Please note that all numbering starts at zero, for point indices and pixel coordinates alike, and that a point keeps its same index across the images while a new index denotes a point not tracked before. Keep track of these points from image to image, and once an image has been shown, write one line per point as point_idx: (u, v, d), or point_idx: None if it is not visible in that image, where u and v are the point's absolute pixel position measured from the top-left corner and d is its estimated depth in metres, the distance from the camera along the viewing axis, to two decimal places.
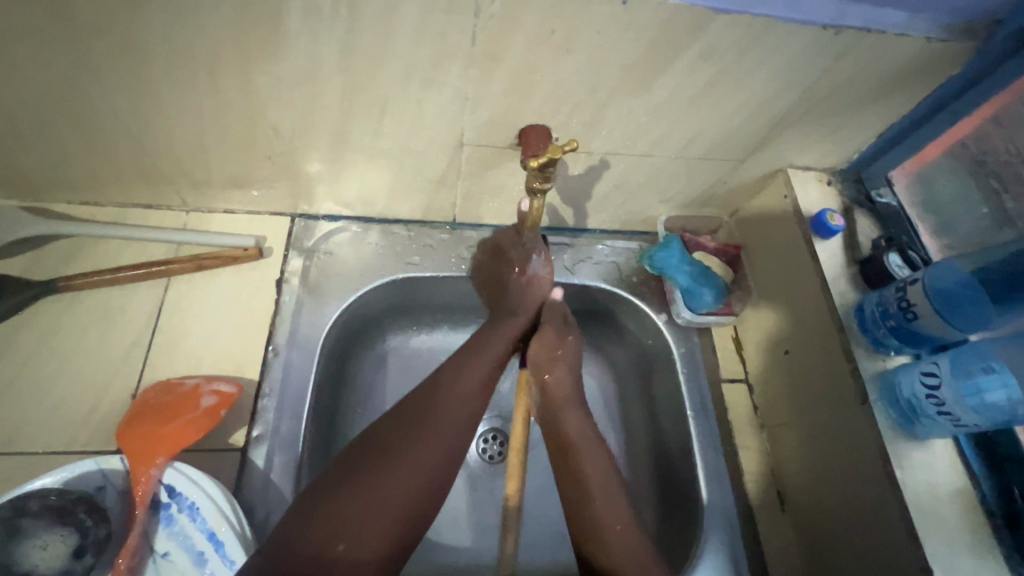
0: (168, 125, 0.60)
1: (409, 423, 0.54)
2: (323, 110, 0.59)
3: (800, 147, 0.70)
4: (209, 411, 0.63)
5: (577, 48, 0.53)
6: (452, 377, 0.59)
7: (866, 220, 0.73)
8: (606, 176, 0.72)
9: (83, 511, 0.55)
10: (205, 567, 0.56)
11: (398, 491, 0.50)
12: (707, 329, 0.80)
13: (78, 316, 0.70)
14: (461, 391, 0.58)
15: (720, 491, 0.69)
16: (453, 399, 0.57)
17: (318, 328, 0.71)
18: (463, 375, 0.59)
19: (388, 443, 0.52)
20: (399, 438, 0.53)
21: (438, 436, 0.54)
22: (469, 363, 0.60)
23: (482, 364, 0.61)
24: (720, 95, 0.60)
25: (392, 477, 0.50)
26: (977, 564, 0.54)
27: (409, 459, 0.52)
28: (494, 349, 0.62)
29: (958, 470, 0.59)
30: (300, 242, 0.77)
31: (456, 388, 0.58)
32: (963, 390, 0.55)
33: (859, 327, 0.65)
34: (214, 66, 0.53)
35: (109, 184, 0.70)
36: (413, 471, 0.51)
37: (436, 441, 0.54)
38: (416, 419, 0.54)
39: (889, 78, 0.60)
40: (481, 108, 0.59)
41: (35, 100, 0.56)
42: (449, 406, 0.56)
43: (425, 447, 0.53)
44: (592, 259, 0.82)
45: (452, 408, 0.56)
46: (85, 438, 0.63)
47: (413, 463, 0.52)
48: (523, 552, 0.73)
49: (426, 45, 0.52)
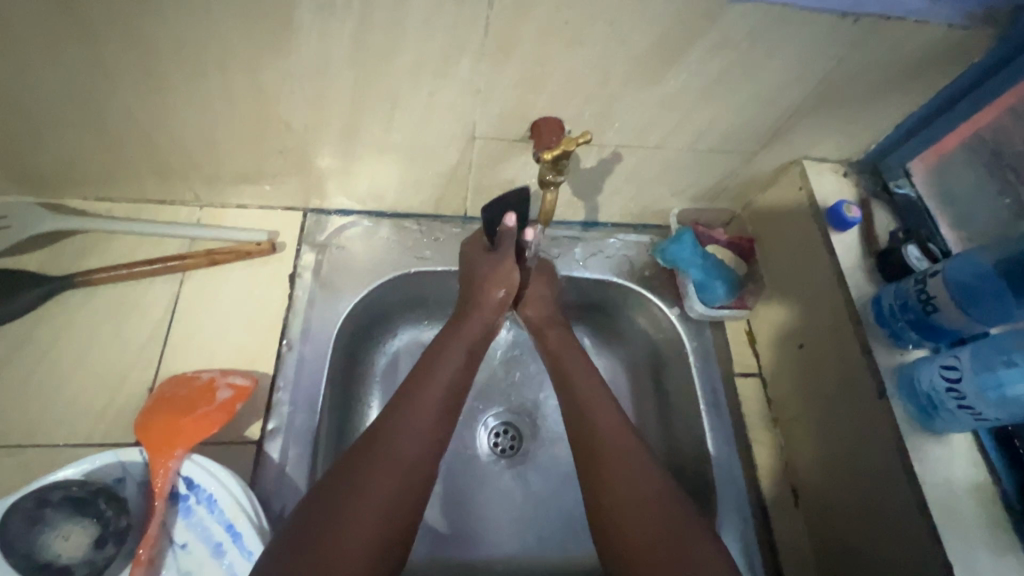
0: (182, 120, 0.61)
1: (366, 450, 0.52)
2: (334, 104, 0.59)
3: (816, 139, 0.70)
4: (226, 403, 0.63)
5: (590, 39, 0.53)
6: (409, 400, 0.57)
7: (884, 212, 0.72)
8: (619, 169, 0.71)
9: (103, 501, 0.56)
10: (223, 558, 0.57)
11: (370, 514, 0.49)
12: (720, 323, 0.80)
13: (95, 311, 0.70)
14: (418, 412, 0.56)
15: (733, 486, 0.69)
16: (416, 414, 0.56)
17: (331, 322, 0.72)
18: (418, 395, 0.58)
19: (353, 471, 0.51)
20: (362, 465, 0.51)
21: (401, 455, 0.53)
22: (422, 383, 0.59)
23: (438, 381, 0.59)
24: (735, 86, 0.59)
25: (363, 501, 0.49)
26: (997, 560, 0.54)
27: (378, 481, 0.51)
28: (450, 368, 0.61)
29: (977, 465, 0.58)
30: (312, 236, 0.77)
31: (415, 407, 0.56)
32: (983, 384, 0.54)
33: (877, 321, 0.64)
34: (226, 61, 0.53)
35: (123, 179, 0.71)
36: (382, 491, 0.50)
37: (402, 459, 0.53)
38: (374, 442, 0.53)
39: (907, 67, 0.59)
40: (492, 101, 0.59)
41: (50, 96, 0.56)
42: (407, 426, 0.55)
43: (392, 469, 0.52)
44: (603, 253, 0.81)
45: (412, 428, 0.55)
46: (103, 431, 0.64)
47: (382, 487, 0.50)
48: (535, 546, 0.74)
49: (438, 38, 0.52)
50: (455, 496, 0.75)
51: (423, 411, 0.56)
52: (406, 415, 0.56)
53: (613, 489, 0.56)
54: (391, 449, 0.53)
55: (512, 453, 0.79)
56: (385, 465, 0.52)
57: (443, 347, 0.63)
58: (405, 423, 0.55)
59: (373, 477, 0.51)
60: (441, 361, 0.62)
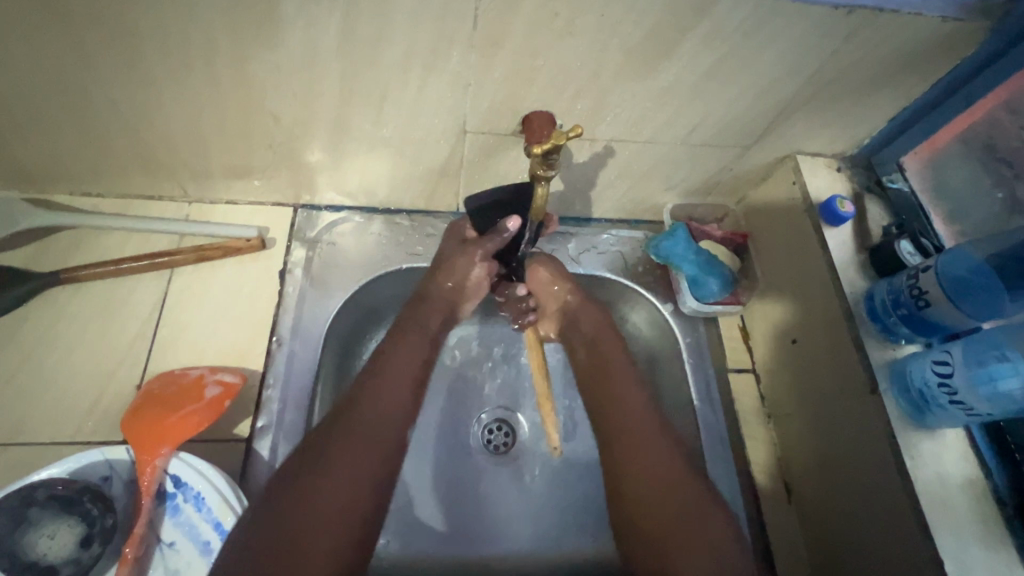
0: (168, 114, 0.60)
1: (333, 432, 0.51)
2: (322, 98, 0.58)
3: (809, 133, 0.69)
4: (213, 401, 0.62)
5: (580, 31, 0.52)
6: (374, 380, 0.56)
7: (877, 207, 0.71)
8: (611, 163, 0.70)
9: (89, 499, 0.55)
10: (211, 557, 0.56)
11: (338, 497, 0.48)
12: (713, 319, 0.79)
13: (83, 308, 0.70)
14: (387, 387, 0.55)
15: (726, 482, 0.69)
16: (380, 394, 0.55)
17: (322, 319, 0.71)
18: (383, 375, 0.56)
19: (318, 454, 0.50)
20: (327, 446, 0.50)
21: (367, 436, 0.52)
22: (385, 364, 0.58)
23: (403, 360, 0.59)
24: (728, 79, 0.59)
25: (330, 482, 0.48)
26: (988, 555, 0.54)
27: (344, 461, 0.50)
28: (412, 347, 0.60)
29: (968, 460, 0.58)
30: (303, 232, 0.76)
31: (381, 378, 0.56)
32: (975, 379, 0.54)
33: (869, 316, 0.64)
34: (211, 53, 0.52)
35: (111, 175, 0.70)
36: (349, 472, 0.49)
37: (367, 436, 0.52)
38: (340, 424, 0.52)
39: (902, 60, 0.59)
40: (483, 95, 0.59)
41: (33, 89, 0.55)
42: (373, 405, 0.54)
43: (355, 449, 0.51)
44: (596, 249, 0.81)
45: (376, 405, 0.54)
46: (91, 429, 0.64)
47: (351, 467, 0.50)
48: (528, 543, 0.73)
49: (426, 29, 0.51)
50: (448, 493, 0.75)
51: (389, 389, 0.56)
52: (371, 393, 0.55)
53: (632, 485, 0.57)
54: (357, 429, 0.52)
55: (505, 450, 0.78)
56: (352, 444, 0.51)
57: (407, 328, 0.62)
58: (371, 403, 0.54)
59: (337, 457, 0.50)
60: (406, 342, 0.60)
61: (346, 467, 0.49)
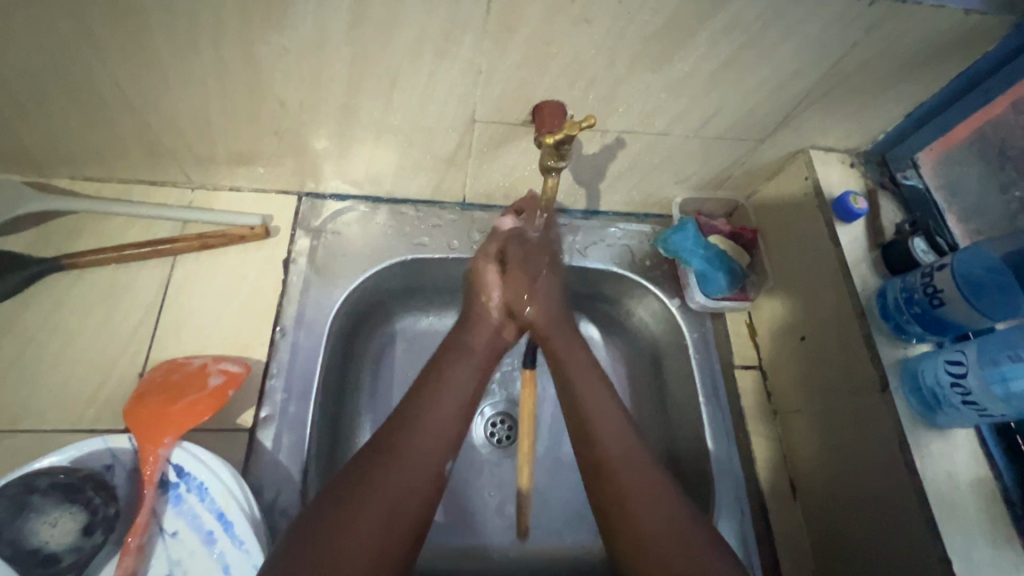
0: (174, 98, 0.59)
1: (377, 451, 0.50)
2: (331, 84, 0.57)
3: (824, 127, 0.68)
4: (217, 390, 0.61)
5: (595, 17, 0.51)
6: (420, 403, 0.55)
7: (890, 205, 0.70)
8: (622, 155, 0.70)
9: (92, 488, 0.55)
10: (214, 547, 0.56)
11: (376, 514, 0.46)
12: (721, 314, 0.78)
13: (85, 294, 0.69)
14: (435, 407, 0.55)
15: (731, 477, 0.68)
16: (429, 419, 0.54)
17: (327, 309, 0.70)
18: (434, 400, 0.55)
19: (360, 471, 0.49)
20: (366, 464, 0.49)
21: (415, 458, 0.51)
22: (433, 389, 0.57)
23: (450, 387, 0.57)
24: (744, 71, 0.58)
25: (366, 498, 0.47)
26: (996, 556, 0.53)
27: (384, 480, 0.48)
28: (465, 372, 0.59)
29: (978, 459, 0.57)
30: (307, 221, 0.75)
31: (433, 400, 0.55)
32: (988, 379, 0.53)
33: (881, 314, 0.63)
34: (218, 34, 0.51)
35: (115, 160, 0.69)
36: (387, 491, 0.48)
37: (410, 459, 0.50)
38: (383, 463, 0.49)
39: (925, 53, 0.57)
40: (494, 83, 0.58)
41: (35, 70, 0.54)
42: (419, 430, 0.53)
43: (402, 463, 0.50)
44: (604, 242, 0.80)
45: (428, 423, 0.53)
46: (93, 417, 0.63)
47: (389, 485, 0.48)
48: (531, 536, 0.73)
49: (439, 15, 0.50)
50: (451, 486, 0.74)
51: (436, 415, 0.54)
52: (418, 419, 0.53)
53: (639, 516, 0.49)
54: (404, 448, 0.51)
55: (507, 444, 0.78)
56: (396, 465, 0.49)
57: (456, 359, 0.60)
58: (420, 423, 0.53)
59: (378, 476, 0.48)
60: (458, 370, 0.59)
61: (383, 490, 0.47)
